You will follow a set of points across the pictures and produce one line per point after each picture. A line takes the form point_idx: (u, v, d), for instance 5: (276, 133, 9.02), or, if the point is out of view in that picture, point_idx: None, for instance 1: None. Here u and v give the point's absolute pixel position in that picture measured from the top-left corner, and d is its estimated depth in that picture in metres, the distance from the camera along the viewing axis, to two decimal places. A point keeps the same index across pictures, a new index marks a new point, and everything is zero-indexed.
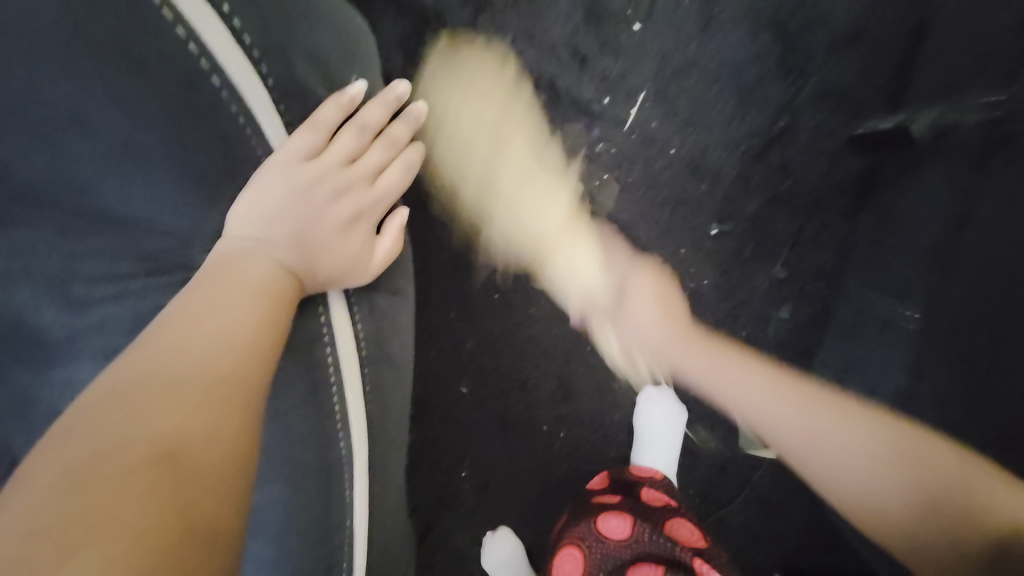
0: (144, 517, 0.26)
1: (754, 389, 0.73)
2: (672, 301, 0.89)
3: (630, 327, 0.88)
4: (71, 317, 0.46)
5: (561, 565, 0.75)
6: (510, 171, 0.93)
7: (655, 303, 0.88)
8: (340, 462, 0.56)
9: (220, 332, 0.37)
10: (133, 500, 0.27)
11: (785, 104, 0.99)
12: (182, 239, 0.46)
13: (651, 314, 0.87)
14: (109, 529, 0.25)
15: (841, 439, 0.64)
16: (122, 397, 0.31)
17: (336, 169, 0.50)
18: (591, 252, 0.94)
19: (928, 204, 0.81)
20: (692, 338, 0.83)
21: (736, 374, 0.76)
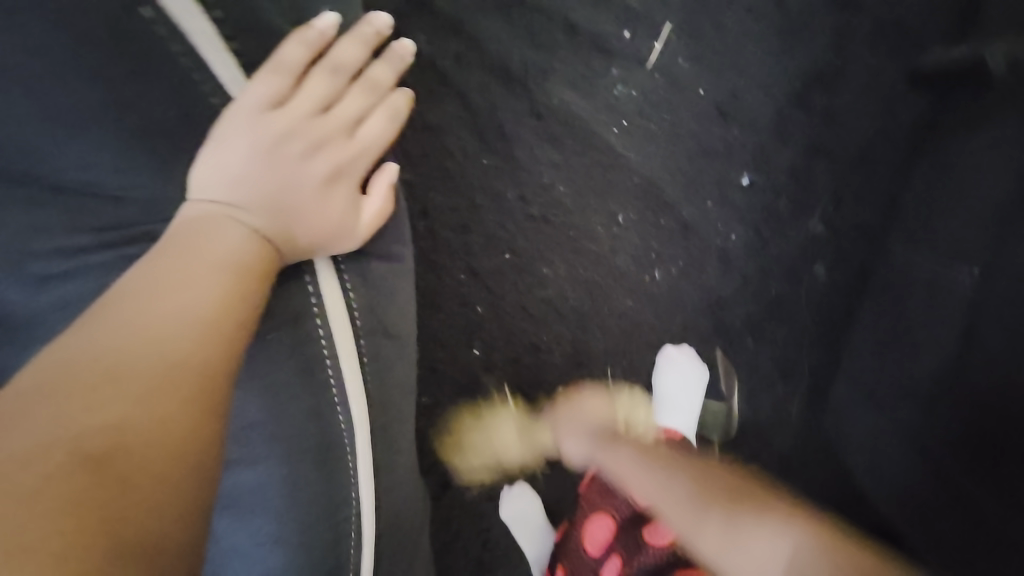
0: (57, 535, 0.23)
1: (660, 485, 0.53)
2: (601, 402, 0.81)
3: (569, 451, 0.76)
4: (30, 297, 0.42)
5: (592, 532, 0.74)
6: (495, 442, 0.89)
7: (577, 434, 0.75)
8: (340, 437, 0.53)
9: (173, 310, 0.33)
10: (55, 514, 0.24)
11: (834, 33, 0.86)
12: (142, 206, 0.42)
13: (579, 433, 0.75)
14: (28, 546, 0.23)
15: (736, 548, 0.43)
16: (54, 389, 0.28)
17: (307, 118, 0.43)
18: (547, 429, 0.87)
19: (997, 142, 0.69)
20: (614, 441, 0.67)
21: (636, 469, 0.57)
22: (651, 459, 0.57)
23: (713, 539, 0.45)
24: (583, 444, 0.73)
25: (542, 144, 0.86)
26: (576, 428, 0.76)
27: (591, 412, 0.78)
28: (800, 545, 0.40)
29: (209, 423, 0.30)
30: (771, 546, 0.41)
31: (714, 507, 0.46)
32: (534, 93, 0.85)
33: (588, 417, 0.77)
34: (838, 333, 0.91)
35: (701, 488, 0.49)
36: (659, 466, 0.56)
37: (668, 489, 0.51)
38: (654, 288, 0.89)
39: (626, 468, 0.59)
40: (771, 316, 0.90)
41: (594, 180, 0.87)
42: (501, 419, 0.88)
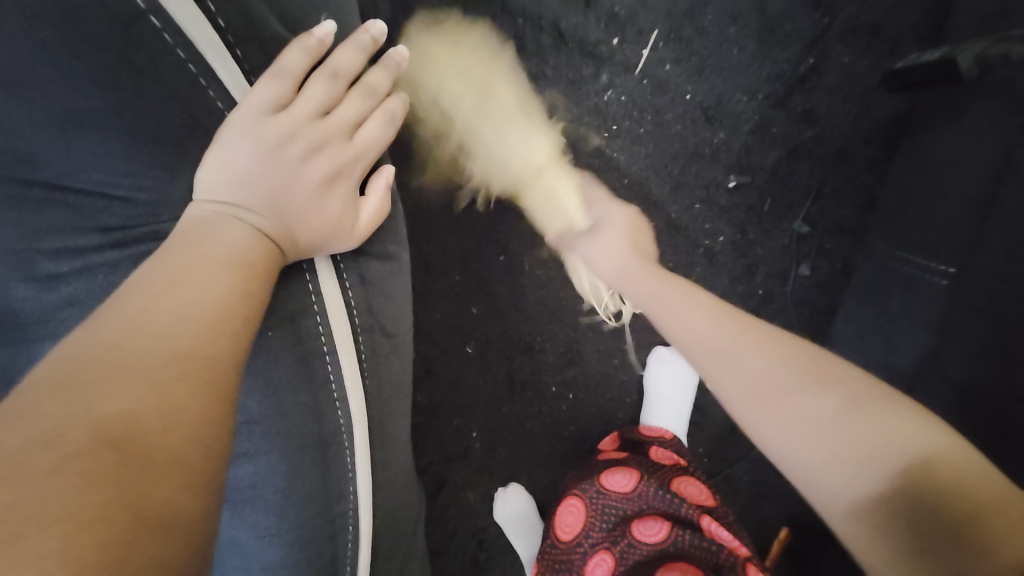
0: (81, 510, 0.25)
1: (711, 333, 0.59)
2: (640, 227, 0.81)
3: (593, 257, 0.78)
4: (41, 293, 0.44)
5: (564, 518, 0.77)
6: (509, 147, 0.85)
7: (612, 241, 0.77)
8: (338, 433, 0.55)
9: (183, 302, 0.35)
10: (74, 489, 0.25)
11: (814, 39, 0.89)
12: (146, 207, 0.43)
13: (619, 248, 0.76)
14: (47, 523, 0.24)
15: (841, 435, 0.50)
16: (69, 378, 0.29)
17: (308, 122, 0.45)
18: (572, 191, 0.85)
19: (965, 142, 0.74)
20: (659, 273, 0.71)
21: (732, 350, 0.57)
22: (751, 325, 0.59)
23: (835, 417, 0.51)
24: (626, 264, 0.74)
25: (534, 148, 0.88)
26: (619, 236, 0.78)
27: (642, 241, 0.79)
28: (932, 444, 0.48)
29: (220, 409, 0.32)
30: (890, 436, 0.48)
31: (855, 401, 0.51)
32: (526, 97, 0.87)
33: (638, 241, 0.78)
34: (822, 330, 0.94)
35: (820, 378, 0.53)
36: (761, 331, 0.58)
37: (790, 379, 0.53)
38: None
39: (720, 336, 0.58)
40: (757, 314, 0.93)
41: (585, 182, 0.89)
42: (536, 132, 0.87)
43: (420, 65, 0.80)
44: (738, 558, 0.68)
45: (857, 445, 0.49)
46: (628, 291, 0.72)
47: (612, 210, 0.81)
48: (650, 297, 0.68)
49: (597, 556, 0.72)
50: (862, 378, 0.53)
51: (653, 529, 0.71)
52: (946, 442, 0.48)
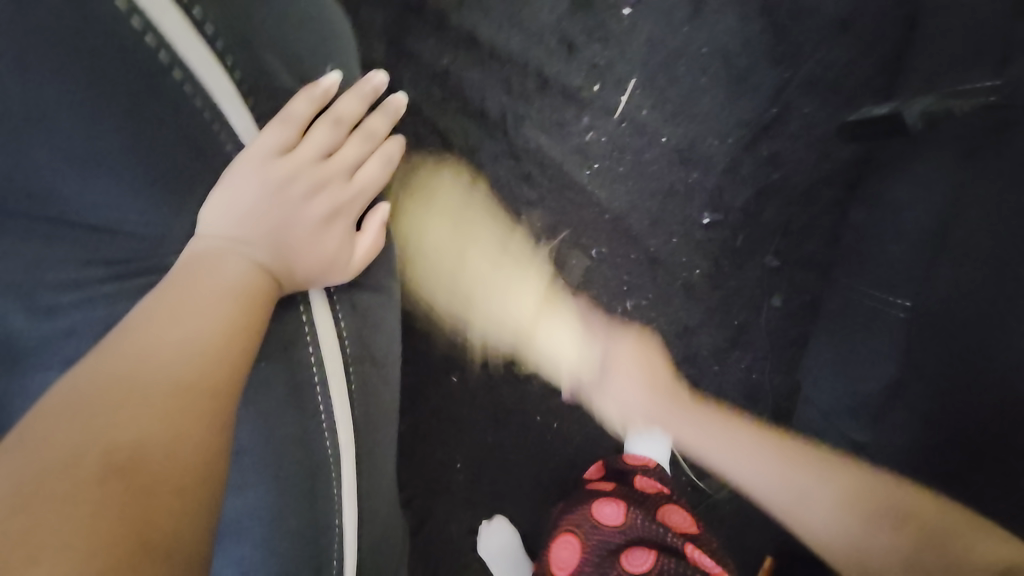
0: (90, 536, 0.27)
1: (700, 435, 0.78)
2: (649, 352, 0.88)
3: (625, 400, 0.85)
4: (39, 324, 0.44)
5: (558, 553, 0.78)
6: (500, 297, 0.91)
7: (647, 395, 0.83)
8: (326, 463, 0.55)
9: (185, 336, 0.38)
10: (85, 518, 0.28)
11: (776, 90, 0.97)
12: (151, 242, 0.45)
13: (639, 385, 0.84)
14: (60, 551, 0.26)
15: (827, 495, 0.66)
16: (78, 410, 0.32)
17: (312, 165, 0.49)
18: (571, 333, 0.91)
19: (924, 187, 0.80)
20: (676, 397, 0.83)
21: (725, 456, 0.75)
22: (722, 423, 0.78)
23: (829, 500, 0.66)
24: (637, 383, 0.85)
25: (520, 184, 0.92)
26: (645, 371, 0.85)
27: (657, 362, 0.88)
28: (906, 509, 0.61)
29: (218, 436, 0.35)
30: (879, 520, 0.62)
31: (834, 488, 0.66)
32: (513, 137, 0.92)
33: (653, 363, 0.87)
34: (795, 358, 0.98)
35: (805, 465, 0.69)
36: (738, 432, 0.76)
37: (749, 461, 0.73)
38: (626, 317, 0.94)
39: (711, 442, 0.76)
40: (732, 343, 0.97)
41: (568, 217, 0.94)
42: (518, 277, 0.92)
43: (424, 260, 0.88)
44: None
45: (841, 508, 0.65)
46: (646, 418, 0.84)
47: (615, 349, 0.88)
48: (665, 419, 0.81)
49: None
50: (822, 459, 0.69)
51: (641, 560, 0.72)
52: (908, 504, 0.61)
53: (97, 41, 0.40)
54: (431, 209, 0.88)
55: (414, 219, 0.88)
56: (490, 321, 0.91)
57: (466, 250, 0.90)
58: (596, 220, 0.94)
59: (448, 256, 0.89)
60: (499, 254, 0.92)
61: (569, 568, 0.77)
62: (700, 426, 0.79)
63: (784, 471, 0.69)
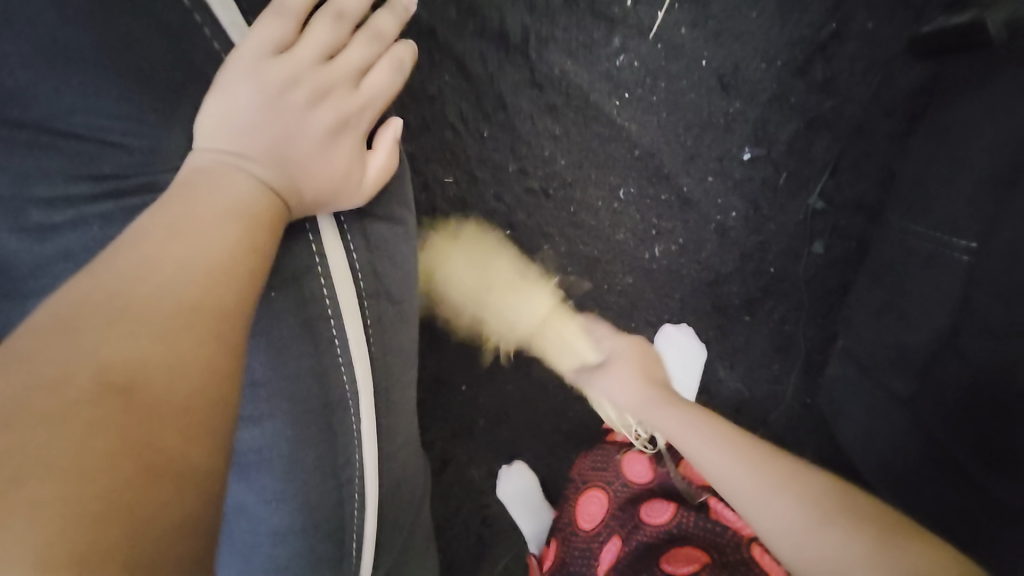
0: (91, 452, 0.26)
1: (681, 421, 0.68)
2: (652, 356, 0.82)
3: (614, 387, 0.80)
4: (34, 246, 0.43)
5: (586, 507, 0.79)
6: (512, 299, 0.88)
7: (641, 381, 0.78)
8: (343, 401, 0.54)
9: (186, 255, 0.35)
10: (80, 436, 0.26)
11: (838, 1, 0.85)
12: (142, 154, 0.42)
13: (633, 379, 0.78)
14: (54, 466, 0.25)
15: (804, 502, 0.55)
16: (76, 325, 0.30)
17: (311, 68, 0.44)
18: (569, 331, 0.87)
19: (988, 96, 0.70)
20: (660, 390, 0.75)
21: (701, 443, 0.64)
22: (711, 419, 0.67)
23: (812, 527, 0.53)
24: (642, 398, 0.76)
25: (542, 116, 0.85)
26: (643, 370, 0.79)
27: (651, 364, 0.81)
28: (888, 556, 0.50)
29: (225, 362, 0.33)
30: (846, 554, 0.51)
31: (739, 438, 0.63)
32: (534, 63, 0.84)
33: (646, 363, 0.80)
34: (835, 309, 0.92)
35: (787, 470, 0.59)
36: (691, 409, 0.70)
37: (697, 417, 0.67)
38: (653, 263, 0.89)
39: (698, 422, 0.67)
40: (769, 292, 0.91)
41: (594, 153, 0.86)
42: (534, 288, 0.88)
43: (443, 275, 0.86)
44: (742, 537, 0.68)
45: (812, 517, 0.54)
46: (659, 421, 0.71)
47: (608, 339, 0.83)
48: (684, 424, 0.67)
49: (609, 541, 0.74)
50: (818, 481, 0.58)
51: (661, 511, 0.73)
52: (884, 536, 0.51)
53: None
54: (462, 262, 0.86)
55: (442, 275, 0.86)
56: (497, 326, 0.88)
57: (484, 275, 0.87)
58: (621, 156, 0.87)
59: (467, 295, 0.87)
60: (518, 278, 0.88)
61: (595, 521, 0.77)
62: (716, 431, 0.65)
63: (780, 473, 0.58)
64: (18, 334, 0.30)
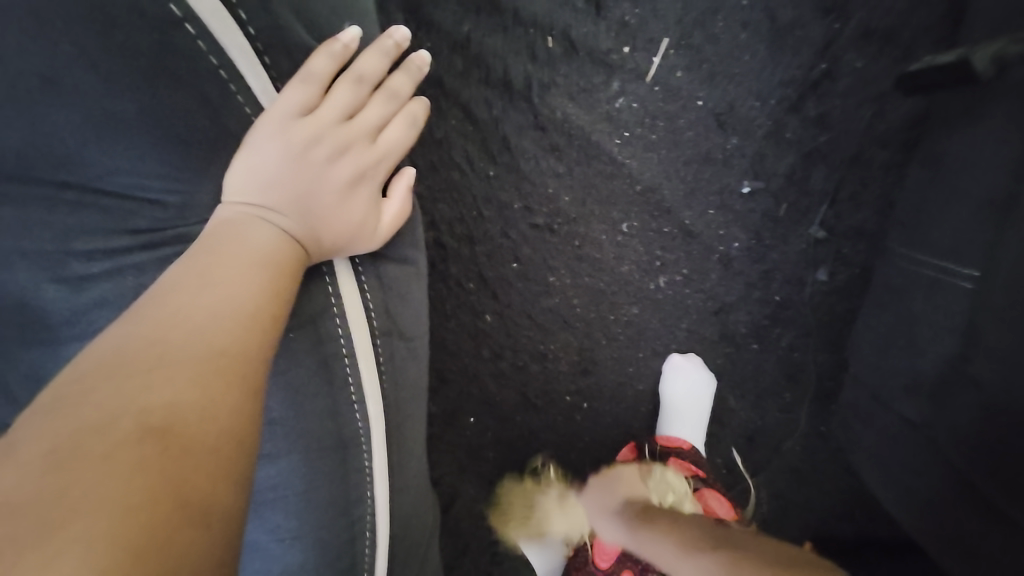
0: (128, 494, 0.27)
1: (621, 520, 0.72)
2: (625, 479, 0.80)
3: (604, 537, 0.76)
4: (71, 295, 0.46)
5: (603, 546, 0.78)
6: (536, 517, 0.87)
7: (615, 513, 0.73)
8: (356, 437, 0.55)
9: (215, 302, 0.37)
10: (119, 479, 0.28)
11: (826, 43, 0.89)
12: (174, 209, 0.46)
13: (605, 519, 0.75)
14: (95, 506, 0.27)
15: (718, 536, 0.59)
16: (115, 373, 0.32)
17: (334, 126, 0.48)
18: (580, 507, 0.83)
19: (981, 129, 0.72)
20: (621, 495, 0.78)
21: (642, 542, 0.64)
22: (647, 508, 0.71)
23: None
24: (610, 528, 0.73)
25: (546, 156, 0.89)
26: (611, 499, 0.76)
27: (624, 490, 0.78)
28: None
29: (250, 405, 0.35)
30: None
31: (674, 530, 0.61)
32: (537, 106, 0.88)
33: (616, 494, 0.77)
34: (842, 336, 0.92)
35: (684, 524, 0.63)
36: (650, 522, 0.66)
37: (624, 515, 0.71)
38: (658, 294, 0.90)
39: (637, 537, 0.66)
40: (774, 321, 0.92)
41: (597, 190, 0.89)
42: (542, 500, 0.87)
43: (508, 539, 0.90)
44: None
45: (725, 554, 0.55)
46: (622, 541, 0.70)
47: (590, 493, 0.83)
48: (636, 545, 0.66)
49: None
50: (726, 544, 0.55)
51: None
52: None
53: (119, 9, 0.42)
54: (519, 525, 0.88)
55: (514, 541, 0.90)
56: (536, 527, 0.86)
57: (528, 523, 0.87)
58: (623, 192, 0.90)
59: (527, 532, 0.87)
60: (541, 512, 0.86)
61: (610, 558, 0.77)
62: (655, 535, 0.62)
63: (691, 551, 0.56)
64: (60, 382, 0.32)
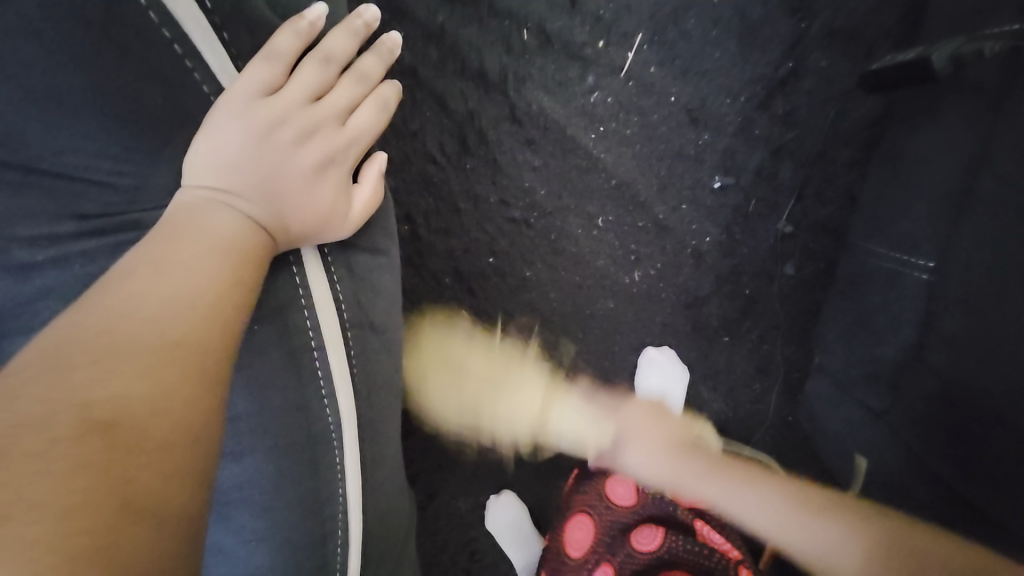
0: (71, 492, 0.26)
1: (699, 475, 0.76)
2: (660, 414, 0.88)
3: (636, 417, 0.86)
4: (13, 284, 0.43)
5: (573, 534, 0.78)
6: (508, 405, 0.90)
7: (653, 448, 0.82)
8: (327, 432, 0.53)
9: (171, 290, 0.36)
10: (63, 476, 0.26)
11: (792, 42, 0.92)
12: (127, 192, 0.44)
13: (653, 450, 0.82)
14: (37, 505, 0.25)
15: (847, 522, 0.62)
16: (62, 362, 0.30)
17: (300, 107, 0.46)
18: (576, 407, 0.90)
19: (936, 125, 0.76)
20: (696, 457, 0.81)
21: (713, 490, 0.74)
22: (707, 462, 0.78)
23: (839, 544, 0.61)
24: (653, 458, 0.80)
25: (522, 149, 0.88)
26: (648, 436, 0.84)
27: (665, 429, 0.86)
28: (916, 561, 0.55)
29: (208, 398, 0.33)
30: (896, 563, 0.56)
31: (745, 480, 0.74)
32: (513, 99, 0.88)
33: (659, 433, 0.85)
34: (808, 327, 0.95)
35: (815, 509, 0.66)
36: (715, 471, 0.76)
37: (682, 463, 0.79)
38: (634, 288, 0.91)
39: (696, 477, 0.76)
40: (744, 314, 0.94)
41: (573, 184, 0.90)
42: (529, 381, 0.91)
43: (433, 388, 0.88)
44: (729, 560, 0.71)
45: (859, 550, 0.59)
46: (668, 481, 0.78)
47: (626, 415, 0.88)
48: (695, 490, 0.76)
49: (601, 570, 0.74)
50: (794, 490, 0.70)
51: (652, 537, 0.74)
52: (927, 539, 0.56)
53: None
54: (448, 374, 0.89)
55: (428, 395, 0.88)
56: (506, 426, 0.90)
57: (468, 388, 0.89)
58: (599, 187, 0.90)
59: (460, 405, 0.89)
60: (509, 371, 0.90)
61: (582, 549, 0.76)
62: (727, 484, 0.74)
63: (769, 503, 0.69)
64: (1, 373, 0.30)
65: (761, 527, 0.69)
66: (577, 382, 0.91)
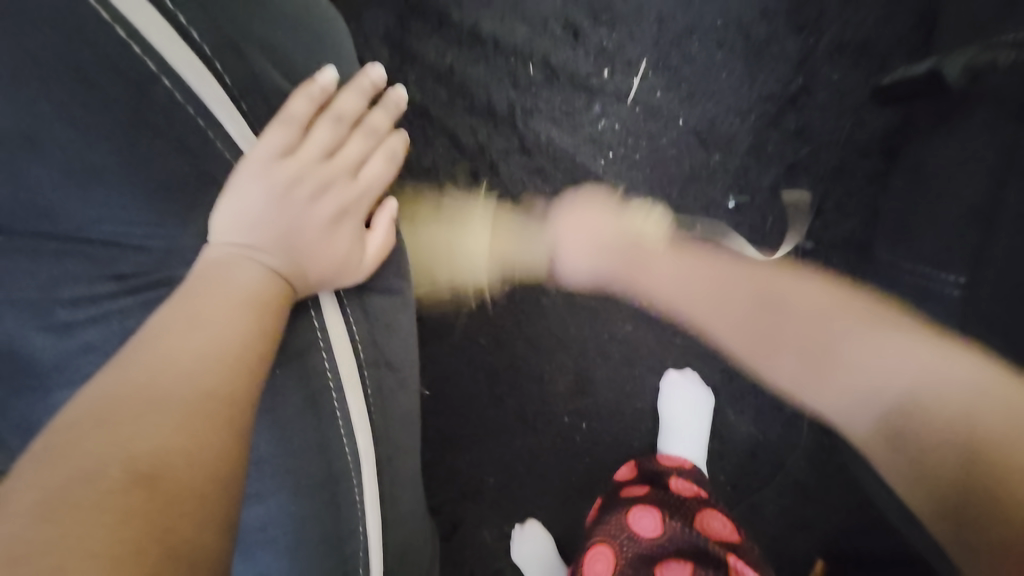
0: (118, 543, 0.28)
1: (691, 276, 0.82)
2: (594, 197, 0.88)
3: (568, 263, 0.86)
4: (58, 341, 0.47)
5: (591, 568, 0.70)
6: (477, 251, 0.87)
7: (581, 252, 0.85)
8: (346, 471, 0.54)
9: (203, 343, 0.38)
10: (110, 527, 0.28)
11: (799, 60, 0.91)
12: (159, 253, 0.47)
13: (584, 254, 0.85)
14: (86, 557, 0.27)
15: (941, 375, 0.59)
16: (104, 420, 0.32)
17: (316, 164, 0.49)
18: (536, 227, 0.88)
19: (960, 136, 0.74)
20: (633, 251, 0.85)
21: (713, 288, 0.81)
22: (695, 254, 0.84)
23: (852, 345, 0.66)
24: (595, 258, 0.85)
25: (533, 178, 0.90)
26: (580, 235, 0.85)
27: (601, 218, 0.86)
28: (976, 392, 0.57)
29: (237, 447, 0.35)
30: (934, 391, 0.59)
31: (725, 289, 0.79)
32: (522, 131, 0.90)
33: (597, 224, 0.86)
34: None
35: (889, 331, 0.65)
36: (702, 271, 0.82)
37: (644, 265, 0.85)
38: (653, 311, 0.91)
39: (673, 273, 0.83)
40: None
41: None
42: (484, 222, 0.87)
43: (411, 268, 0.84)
44: None
45: (954, 414, 0.57)
46: (608, 275, 0.86)
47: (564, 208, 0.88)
48: (685, 294, 0.83)
49: None
50: (851, 314, 0.70)
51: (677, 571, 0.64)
52: (988, 379, 0.58)
53: (90, 56, 0.43)
54: (423, 246, 0.84)
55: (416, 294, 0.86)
56: (474, 262, 0.87)
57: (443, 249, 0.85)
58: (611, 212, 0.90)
59: (431, 258, 0.85)
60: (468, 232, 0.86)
61: None
62: (723, 295, 0.80)
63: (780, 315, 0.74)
64: (48, 433, 0.32)
65: (767, 320, 0.75)
66: (597, 407, 0.90)
